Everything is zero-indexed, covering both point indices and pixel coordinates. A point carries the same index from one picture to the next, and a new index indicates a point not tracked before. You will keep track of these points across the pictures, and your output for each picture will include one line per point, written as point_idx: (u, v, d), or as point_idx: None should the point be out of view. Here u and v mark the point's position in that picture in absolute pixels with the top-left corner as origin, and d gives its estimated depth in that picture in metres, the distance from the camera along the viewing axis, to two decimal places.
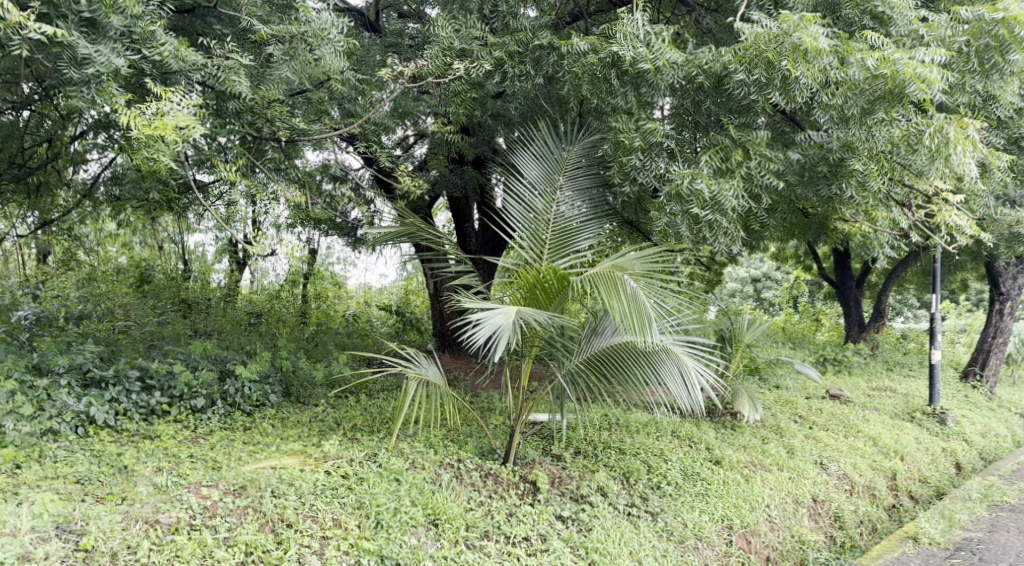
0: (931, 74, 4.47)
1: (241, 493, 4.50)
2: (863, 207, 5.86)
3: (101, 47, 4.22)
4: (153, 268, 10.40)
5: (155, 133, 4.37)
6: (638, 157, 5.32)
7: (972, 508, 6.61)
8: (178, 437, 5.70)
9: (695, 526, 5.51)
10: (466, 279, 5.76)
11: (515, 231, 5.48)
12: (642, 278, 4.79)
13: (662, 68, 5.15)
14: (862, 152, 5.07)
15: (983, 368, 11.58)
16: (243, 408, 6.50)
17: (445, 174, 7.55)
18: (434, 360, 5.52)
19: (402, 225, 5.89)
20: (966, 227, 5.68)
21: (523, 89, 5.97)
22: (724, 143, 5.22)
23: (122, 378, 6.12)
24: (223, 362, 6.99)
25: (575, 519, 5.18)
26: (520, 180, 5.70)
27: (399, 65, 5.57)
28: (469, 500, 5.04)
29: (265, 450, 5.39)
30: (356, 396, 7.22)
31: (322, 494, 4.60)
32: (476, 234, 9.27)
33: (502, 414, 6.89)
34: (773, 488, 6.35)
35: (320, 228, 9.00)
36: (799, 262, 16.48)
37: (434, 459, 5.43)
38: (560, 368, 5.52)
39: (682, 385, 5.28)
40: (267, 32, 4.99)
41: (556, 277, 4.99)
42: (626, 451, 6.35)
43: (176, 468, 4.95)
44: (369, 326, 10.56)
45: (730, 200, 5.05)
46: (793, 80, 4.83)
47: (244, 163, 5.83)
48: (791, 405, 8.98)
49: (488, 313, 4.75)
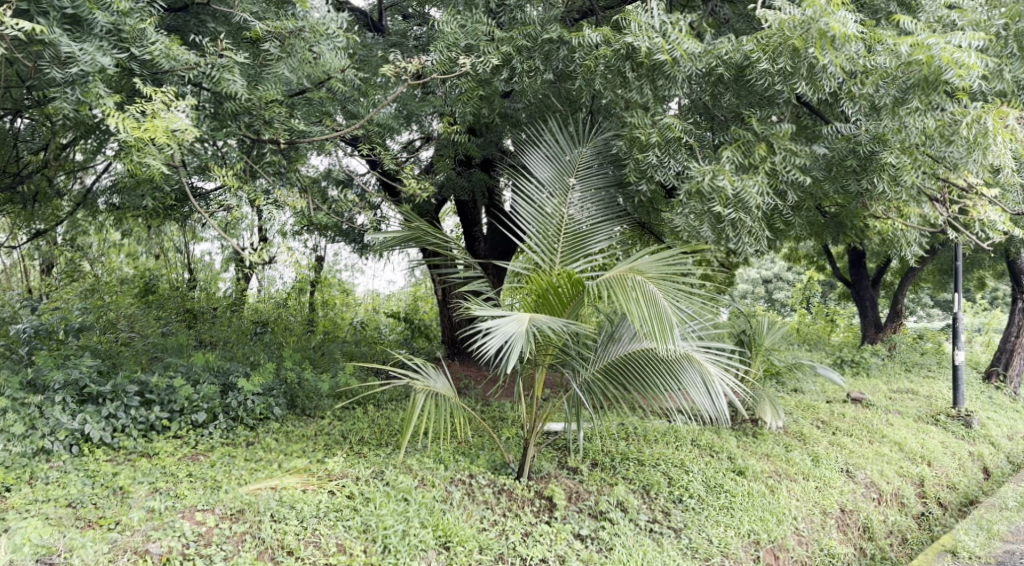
0: (970, 59, 4.17)
1: (238, 517, 4.25)
2: (892, 203, 5.57)
3: (85, 45, 4.02)
4: (157, 278, 10.20)
5: (145, 135, 4.15)
6: (655, 154, 5.05)
7: (1010, 518, 6.28)
8: (177, 455, 5.46)
9: (721, 543, 5.23)
10: (475, 284, 5.50)
11: (526, 235, 5.21)
12: (663, 282, 4.52)
13: (679, 60, 4.88)
14: (894, 145, 4.78)
15: (1007, 368, 11.26)
16: (246, 421, 6.24)
17: (453, 178, 7.34)
18: (443, 371, 5.26)
19: (409, 230, 5.62)
20: (1001, 223, 5.42)
21: (532, 86, 5.70)
22: (747, 137, 4.95)
23: (120, 394, 5.88)
24: (226, 374, 6.76)
25: (595, 538, 4.91)
26: (530, 182, 5.44)
27: (402, 62, 5.32)
28: (482, 519, 4.78)
29: (267, 468, 5.14)
30: (364, 407, 6.98)
31: (326, 517, 4.35)
32: (485, 239, 9.03)
33: (514, 424, 6.63)
34: (799, 499, 6.07)
35: (325, 234, 8.75)
36: (812, 262, 16.20)
37: (444, 475, 5.17)
38: (575, 376, 5.24)
39: (705, 393, 5.03)
40: (263, 29, 4.78)
41: (570, 282, 4.72)
42: (646, 462, 6.08)
43: (173, 489, 4.72)
44: (378, 334, 10.32)
45: (754, 197, 4.78)
46: (820, 68, 4.57)
47: (241, 168, 5.57)
48: (813, 409, 8.68)
49: (500, 321, 4.47)
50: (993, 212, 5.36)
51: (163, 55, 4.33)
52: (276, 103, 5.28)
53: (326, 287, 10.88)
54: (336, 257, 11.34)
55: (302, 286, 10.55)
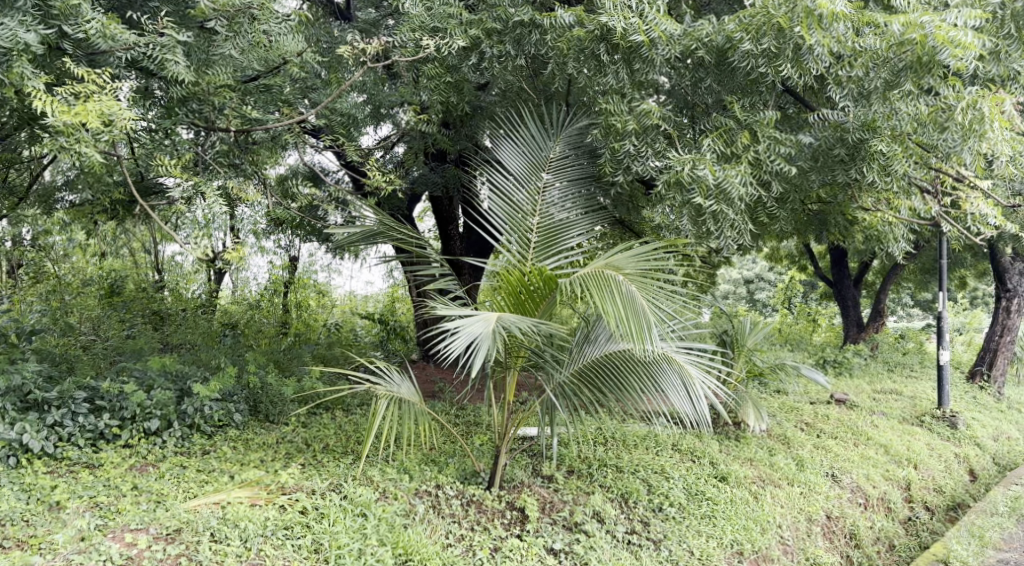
0: (967, 37, 3.97)
1: (174, 538, 3.94)
2: (882, 194, 5.32)
3: (6, 20, 3.76)
4: (122, 279, 9.76)
5: (74, 120, 3.83)
6: (632, 142, 4.80)
7: (1004, 525, 6.01)
8: (123, 466, 5.11)
9: (702, 554, 4.96)
10: (445, 282, 5.17)
11: (500, 232, 4.89)
12: (640, 279, 4.24)
13: (657, 41, 4.67)
14: (884, 132, 4.56)
15: (990, 368, 11.08)
16: (203, 429, 5.85)
17: (426, 172, 7.04)
18: (408, 375, 4.93)
19: (375, 225, 5.29)
20: (992, 216, 5.20)
21: (503, 71, 5.41)
22: (729, 124, 4.71)
23: (67, 400, 5.49)
24: (184, 379, 6.38)
25: (569, 552, 4.63)
26: (503, 175, 5.13)
27: (360, 43, 4.96)
28: (447, 534, 4.49)
29: (217, 481, 4.79)
30: (331, 412, 6.64)
31: (274, 536, 4.04)
32: (461, 237, 8.72)
33: (488, 429, 6.31)
34: (783, 506, 5.80)
35: (295, 234, 8.39)
36: (794, 262, 16.01)
37: (408, 487, 4.85)
38: (549, 381, 4.93)
39: (684, 396, 4.75)
40: (210, 7, 4.39)
41: (543, 279, 4.44)
42: (625, 469, 5.78)
43: (114, 503, 4.38)
44: (353, 337, 9.94)
45: (738, 187, 4.50)
46: (805, 50, 4.35)
47: (190, 160, 5.24)
48: (797, 412, 8.42)
49: (467, 320, 4.17)
50: (984, 206, 5.12)
51: (98, 36, 4.02)
52: (226, 86, 4.97)
53: (302, 287, 10.31)
54: (311, 259, 10.86)
55: (274, 287, 10.13)
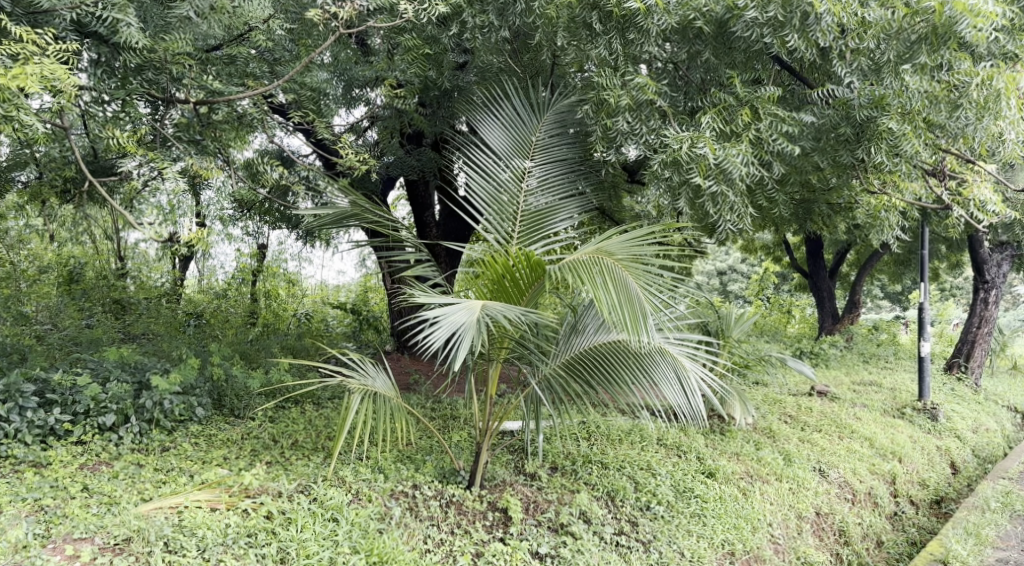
0: (988, 5, 3.90)
1: (122, 549, 3.65)
2: (885, 176, 5.10)
3: None
4: (81, 266, 9.24)
5: (12, 85, 3.46)
6: (626, 119, 4.53)
7: (997, 522, 5.82)
8: (74, 465, 4.72)
9: (693, 555, 4.72)
10: (422, 268, 4.82)
11: (481, 214, 4.59)
12: (634, 265, 3.94)
13: (653, 9, 4.38)
14: (893, 110, 4.39)
15: (968, 359, 10.86)
16: (164, 424, 5.44)
17: (402, 154, 6.66)
18: (383, 367, 4.61)
19: (348, 207, 4.92)
20: (994, 203, 5.10)
21: (487, 41, 5.15)
22: (728, 101, 4.46)
23: (14, 394, 5.03)
24: (143, 370, 5.97)
25: (555, 557, 4.35)
26: (484, 154, 4.80)
27: (331, 6, 4.62)
28: (426, 539, 4.21)
29: (176, 481, 4.45)
30: (299, 405, 6.29)
31: (235, 545, 3.74)
32: (438, 224, 8.37)
33: (467, 423, 6.01)
34: (773, 503, 5.57)
35: (261, 220, 7.95)
36: (771, 253, 15.90)
37: (383, 487, 4.54)
38: (535, 373, 4.62)
39: (680, 390, 4.52)
40: None
41: (529, 264, 4.11)
42: (610, 465, 5.50)
43: (60, 507, 4.02)
44: (324, 327, 9.55)
45: (738, 166, 4.28)
46: (814, 18, 4.17)
47: (145, 135, 4.85)
48: (780, 404, 8.21)
49: (448, 308, 3.85)
50: (987, 192, 5.00)
51: None
52: (185, 54, 4.61)
53: (271, 276, 9.88)
54: (281, 248, 10.41)
55: (242, 275, 9.79)
